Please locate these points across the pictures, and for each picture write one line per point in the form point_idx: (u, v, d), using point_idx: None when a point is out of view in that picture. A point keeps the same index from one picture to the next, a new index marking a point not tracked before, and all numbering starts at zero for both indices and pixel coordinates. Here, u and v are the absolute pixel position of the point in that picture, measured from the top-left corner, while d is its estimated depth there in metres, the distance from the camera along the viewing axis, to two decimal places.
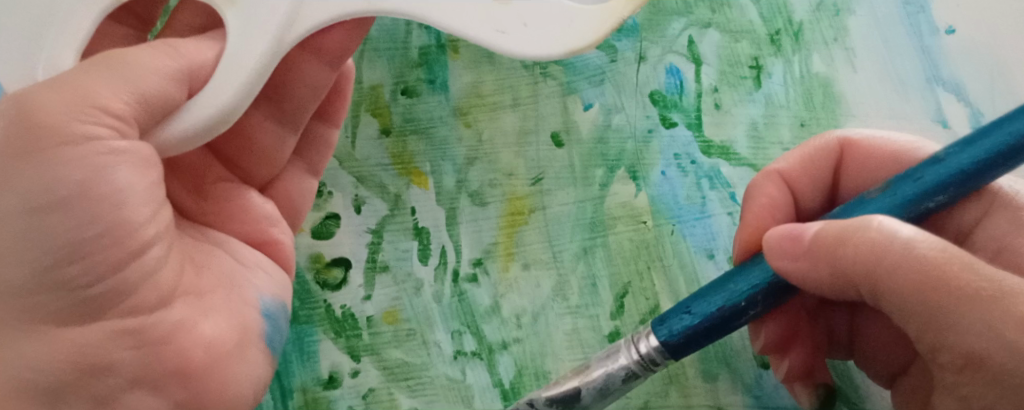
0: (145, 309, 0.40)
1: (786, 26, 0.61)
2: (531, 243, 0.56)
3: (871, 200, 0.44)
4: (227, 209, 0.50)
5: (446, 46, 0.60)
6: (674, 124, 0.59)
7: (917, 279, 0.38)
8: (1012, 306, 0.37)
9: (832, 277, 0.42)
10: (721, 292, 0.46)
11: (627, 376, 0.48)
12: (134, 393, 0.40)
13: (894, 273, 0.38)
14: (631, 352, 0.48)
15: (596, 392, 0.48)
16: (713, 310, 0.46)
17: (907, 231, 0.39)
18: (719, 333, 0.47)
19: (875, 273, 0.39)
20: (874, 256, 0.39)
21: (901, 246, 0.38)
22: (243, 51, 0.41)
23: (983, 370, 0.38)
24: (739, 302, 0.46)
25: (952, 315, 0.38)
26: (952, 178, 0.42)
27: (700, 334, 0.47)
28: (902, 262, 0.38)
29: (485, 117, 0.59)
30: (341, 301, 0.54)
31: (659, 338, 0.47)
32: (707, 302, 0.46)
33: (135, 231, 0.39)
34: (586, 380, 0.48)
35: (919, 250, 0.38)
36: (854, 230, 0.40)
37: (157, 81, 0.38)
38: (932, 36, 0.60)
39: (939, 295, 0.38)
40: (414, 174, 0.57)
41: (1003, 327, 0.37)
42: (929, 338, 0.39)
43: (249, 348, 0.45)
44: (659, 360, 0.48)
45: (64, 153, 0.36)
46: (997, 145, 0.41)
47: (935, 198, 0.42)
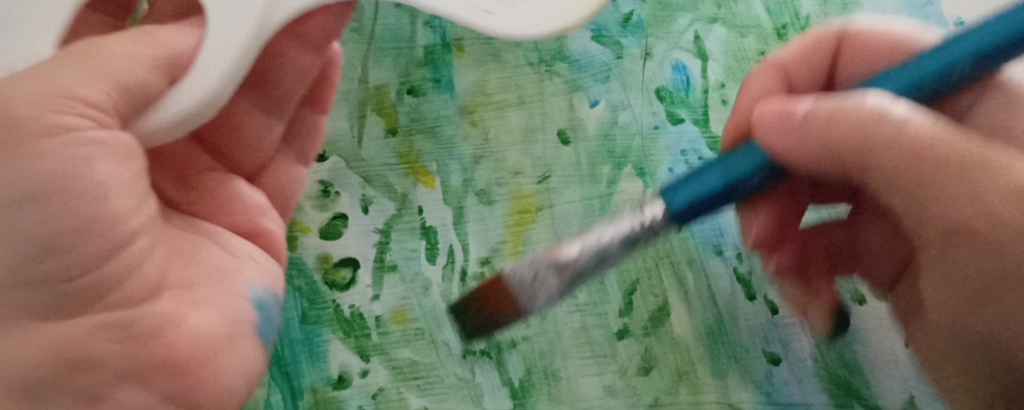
0: (131, 301, 0.41)
1: (793, 21, 0.62)
2: (538, 241, 0.55)
3: (901, 69, 0.43)
4: (215, 200, 0.50)
5: (450, 45, 0.61)
6: (681, 120, 0.59)
7: (901, 144, 0.39)
8: (998, 179, 0.37)
9: (817, 153, 0.42)
10: (722, 165, 0.44)
11: (629, 240, 0.45)
12: (120, 386, 0.40)
13: (885, 149, 0.39)
14: (637, 216, 0.46)
15: (594, 255, 0.45)
16: (724, 179, 0.44)
17: (902, 111, 0.39)
18: (726, 204, 0.45)
19: (863, 150, 0.40)
20: (869, 129, 0.39)
21: (895, 124, 0.39)
22: (224, 36, 0.41)
23: (966, 238, 0.39)
24: (742, 174, 0.44)
25: (936, 187, 0.38)
26: (983, 47, 0.41)
27: (708, 202, 0.44)
28: (892, 129, 0.39)
29: (491, 115, 0.59)
30: (350, 301, 0.54)
31: (668, 201, 0.45)
32: (718, 171, 0.44)
33: (115, 224, 0.39)
34: (588, 241, 0.45)
35: (908, 128, 0.39)
36: (849, 105, 0.40)
37: (135, 69, 0.39)
38: (939, 29, 0.60)
39: (922, 170, 0.38)
40: (420, 174, 0.57)
41: (994, 204, 0.38)
42: (914, 209, 0.40)
43: (239, 340, 0.45)
44: (667, 225, 0.45)
45: (41, 144, 0.37)
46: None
47: (960, 70, 0.41)
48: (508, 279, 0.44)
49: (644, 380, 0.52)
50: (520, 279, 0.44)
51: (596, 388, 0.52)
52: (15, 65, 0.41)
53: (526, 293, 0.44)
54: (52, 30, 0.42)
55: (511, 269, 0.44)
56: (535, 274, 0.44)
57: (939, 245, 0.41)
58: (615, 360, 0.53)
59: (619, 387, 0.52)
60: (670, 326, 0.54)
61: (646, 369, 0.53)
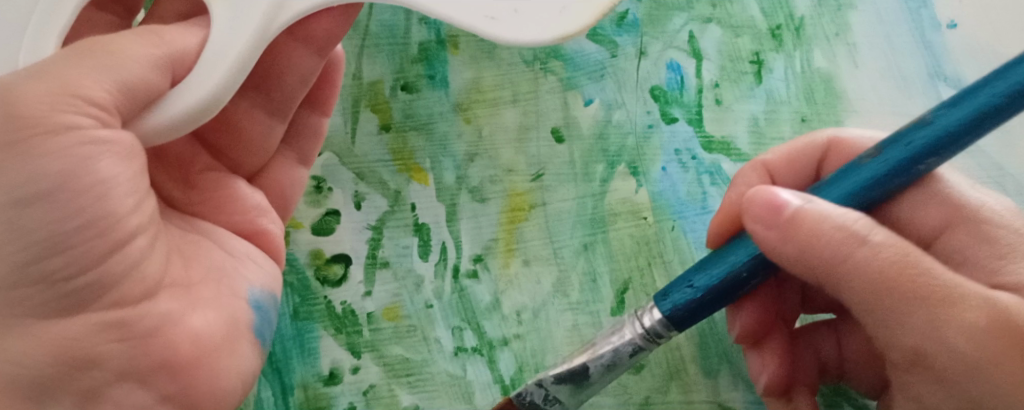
0: (129, 301, 0.40)
1: (788, 21, 0.61)
2: (531, 240, 0.55)
3: (861, 166, 0.43)
4: (217, 201, 0.49)
5: (445, 42, 0.60)
6: (675, 119, 0.58)
7: (874, 277, 0.39)
8: (955, 314, 0.38)
9: (797, 256, 0.41)
10: (722, 264, 0.46)
11: (633, 350, 0.48)
12: (120, 386, 0.40)
13: (858, 271, 0.39)
14: (635, 326, 0.48)
15: (602, 368, 0.48)
16: (716, 281, 0.46)
17: (880, 236, 0.39)
18: (722, 304, 0.47)
19: (841, 268, 0.40)
20: (845, 250, 0.39)
21: (871, 247, 0.39)
22: (227, 37, 0.41)
23: (928, 365, 0.40)
24: (740, 272, 0.46)
25: (901, 317, 0.39)
26: (941, 140, 0.41)
27: (703, 307, 0.47)
28: (868, 255, 0.39)
29: (485, 112, 0.58)
30: (341, 297, 0.54)
31: (664, 310, 0.47)
32: (708, 274, 0.47)
33: (120, 222, 0.39)
34: (593, 355, 0.48)
35: (883, 255, 0.39)
36: (830, 219, 0.40)
37: (138, 68, 0.38)
38: (934, 31, 0.59)
39: (894, 297, 0.39)
40: (414, 170, 0.57)
41: (952, 336, 0.38)
42: (881, 333, 0.41)
43: (238, 340, 0.45)
44: (662, 334, 0.48)
45: (44, 142, 0.36)
46: (978, 106, 0.40)
47: (925, 162, 0.42)
48: (519, 401, 0.49)
49: (636, 379, 0.52)
50: (531, 401, 0.49)
51: None
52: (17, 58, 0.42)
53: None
54: (57, 28, 0.42)
55: (520, 392, 0.49)
56: (547, 394, 0.49)
57: (903, 366, 0.42)
58: None
59: (610, 385, 0.52)
60: None
61: (638, 368, 0.52)
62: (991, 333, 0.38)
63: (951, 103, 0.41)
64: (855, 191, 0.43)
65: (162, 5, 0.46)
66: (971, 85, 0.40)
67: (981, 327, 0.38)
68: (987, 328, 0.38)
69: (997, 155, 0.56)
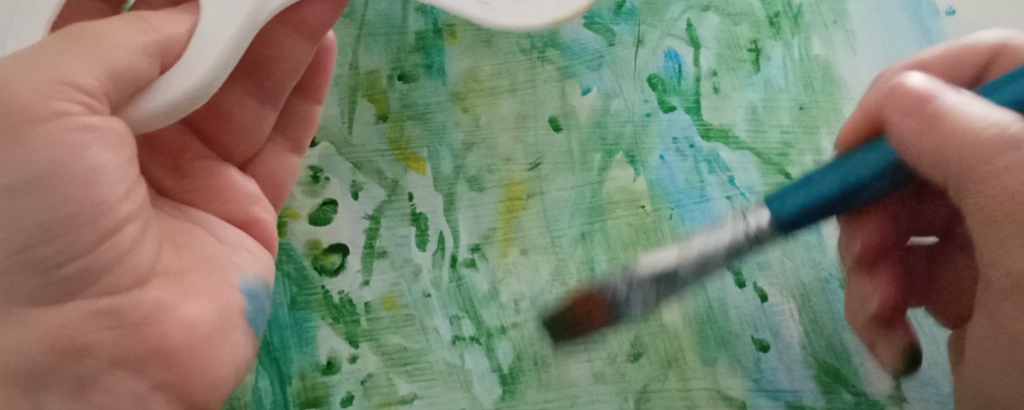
0: (122, 288, 0.40)
1: (785, 9, 0.60)
2: (530, 229, 0.55)
3: (958, 112, 0.40)
4: (208, 188, 0.49)
5: (442, 31, 0.60)
6: (672, 108, 0.58)
7: None
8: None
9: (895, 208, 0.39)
10: (840, 173, 0.42)
11: (729, 250, 0.45)
12: (113, 374, 0.40)
13: (950, 225, 0.37)
14: (742, 228, 0.45)
15: (656, 280, 0.45)
16: (827, 192, 0.42)
17: (974, 197, 0.36)
18: (852, 207, 0.43)
19: (927, 218, 0.37)
20: (937, 207, 0.37)
21: (966, 207, 0.36)
22: (217, 22, 0.40)
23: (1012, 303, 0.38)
24: (875, 176, 0.42)
25: (1010, 244, 0.38)
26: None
27: (820, 213, 0.43)
28: (1011, 169, 0.37)
29: (482, 102, 0.58)
30: (339, 287, 0.54)
31: (774, 211, 0.43)
32: (818, 181, 0.43)
33: (110, 209, 0.39)
34: (685, 254, 0.45)
35: (977, 214, 0.36)
36: (895, 174, 0.40)
37: (127, 55, 0.38)
38: (933, 18, 0.59)
39: (1017, 225, 0.37)
40: (411, 160, 0.56)
41: None
42: (965, 270, 0.38)
43: (231, 329, 0.44)
44: (773, 234, 0.44)
45: (33, 130, 0.36)
46: (1020, 94, 0.39)
47: None
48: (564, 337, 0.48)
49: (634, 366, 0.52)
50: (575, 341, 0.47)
51: (585, 375, 0.52)
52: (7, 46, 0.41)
53: (615, 306, 0.45)
54: (46, 14, 0.42)
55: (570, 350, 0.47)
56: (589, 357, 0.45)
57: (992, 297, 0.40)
58: (604, 347, 0.52)
59: (608, 373, 0.52)
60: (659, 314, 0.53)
61: (636, 357, 0.52)
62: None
63: (991, 90, 0.40)
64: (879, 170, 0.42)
65: None
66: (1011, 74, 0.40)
67: None
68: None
69: None
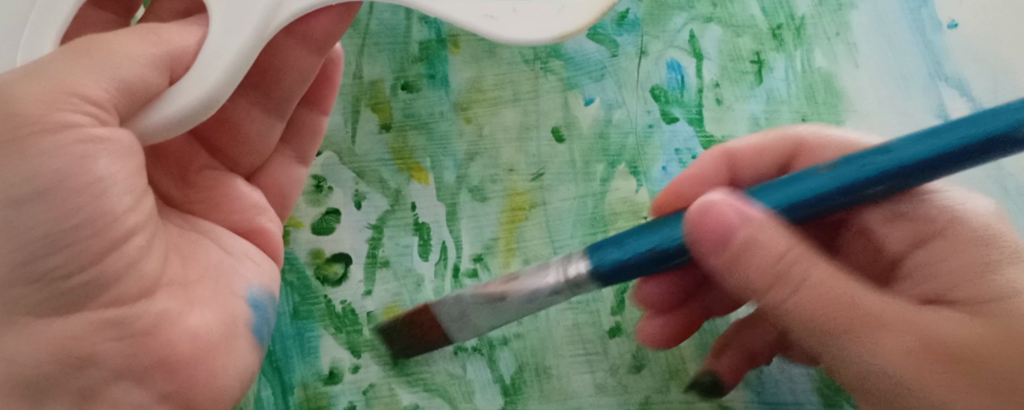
0: (127, 299, 0.40)
1: (788, 21, 0.61)
2: (532, 239, 0.55)
3: (812, 176, 0.43)
4: (214, 199, 0.50)
5: (445, 41, 0.60)
6: (675, 119, 0.58)
7: (807, 319, 0.40)
8: (880, 339, 0.39)
9: (745, 284, 0.42)
10: (655, 233, 0.47)
11: (552, 292, 0.49)
12: (117, 385, 0.40)
13: (795, 310, 0.40)
14: (561, 271, 0.49)
15: (522, 299, 0.50)
16: (648, 247, 0.47)
17: (812, 271, 0.40)
18: (649, 269, 0.47)
19: (779, 307, 0.41)
20: (776, 292, 0.40)
21: (800, 291, 0.40)
22: (225, 37, 0.41)
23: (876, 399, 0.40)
24: (673, 244, 0.46)
25: (841, 350, 0.39)
26: (930, 158, 0.40)
27: (630, 267, 0.47)
28: (800, 295, 0.40)
29: (486, 112, 0.58)
30: (341, 297, 0.54)
31: (593, 262, 0.48)
32: (642, 237, 0.47)
33: (116, 221, 0.39)
34: (512, 287, 0.50)
35: (816, 289, 0.39)
36: (776, 246, 0.40)
37: (137, 68, 0.38)
38: (934, 31, 0.59)
39: (824, 328, 0.39)
40: (414, 170, 0.56)
41: (886, 366, 0.38)
42: (837, 372, 0.41)
43: (235, 339, 0.45)
44: (588, 284, 0.49)
45: (43, 140, 0.36)
46: (948, 145, 0.40)
47: (875, 186, 0.42)
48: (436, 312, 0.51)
49: (636, 378, 0.52)
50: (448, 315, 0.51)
51: (587, 387, 0.52)
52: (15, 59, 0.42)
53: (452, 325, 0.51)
54: (55, 26, 0.42)
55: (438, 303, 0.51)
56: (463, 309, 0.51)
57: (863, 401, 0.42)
58: (606, 358, 0.53)
59: (610, 385, 0.52)
60: (660, 324, 0.53)
61: (637, 367, 0.52)
62: (923, 359, 0.38)
63: (921, 137, 0.41)
64: (796, 200, 0.42)
65: (161, 2, 0.47)
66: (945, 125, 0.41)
67: (913, 355, 0.38)
68: (924, 352, 0.38)
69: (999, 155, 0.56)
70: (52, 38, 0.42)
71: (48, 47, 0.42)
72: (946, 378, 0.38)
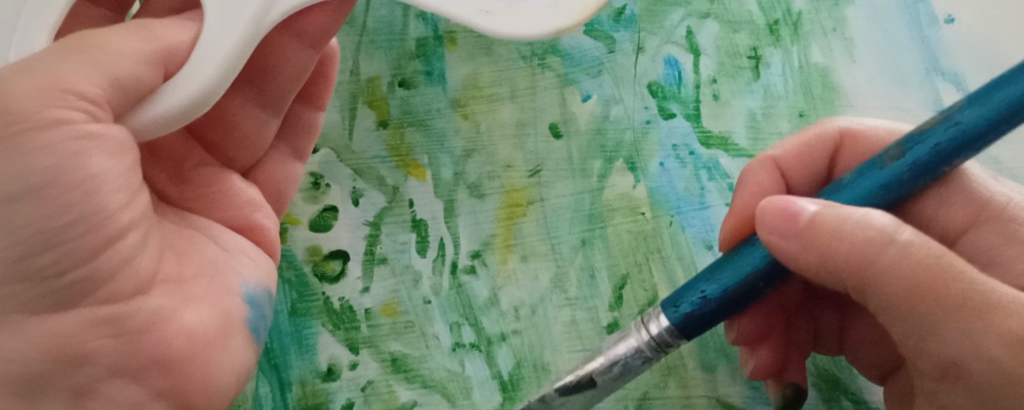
0: (122, 296, 0.40)
1: (785, 16, 0.61)
2: (529, 235, 0.55)
3: (830, 196, 0.43)
4: (209, 195, 0.49)
5: (443, 38, 0.60)
6: (672, 115, 0.58)
7: (904, 286, 0.38)
8: (1000, 322, 0.37)
9: (819, 263, 0.40)
10: (731, 266, 0.46)
11: (642, 358, 0.47)
12: (114, 381, 0.40)
13: (887, 274, 0.38)
14: (640, 333, 0.48)
15: (614, 375, 0.48)
16: (728, 289, 0.45)
17: (906, 234, 0.38)
18: (735, 309, 0.46)
19: (866, 273, 0.39)
20: (870, 254, 0.38)
21: (899, 252, 0.38)
22: (219, 33, 0.41)
23: (959, 372, 0.39)
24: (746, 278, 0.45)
25: (937, 322, 0.38)
26: (940, 152, 0.40)
27: (722, 312, 0.46)
28: (898, 262, 0.38)
29: (483, 109, 0.58)
30: (339, 294, 0.54)
31: (670, 318, 0.47)
32: (719, 282, 0.46)
33: (110, 218, 0.39)
34: (610, 356, 0.48)
35: (910, 255, 0.38)
36: (850, 221, 0.39)
37: (130, 63, 0.38)
38: (931, 26, 0.59)
39: (930, 309, 0.38)
40: (411, 167, 0.56)
41: (983, 340, 0.37)
42: (912, 343, 0.40)
43: (231, 335, 0.45)
44: (671, 341, 0.47)
45: (36, 136, 0.36)
46: (954, 132, 0.40)
47: (893, 195, 0.42)
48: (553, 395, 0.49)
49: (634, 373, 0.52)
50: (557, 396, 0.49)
51: None
52: (8, 56, 0.42)
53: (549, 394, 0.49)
54: (48, 22, 0.42)
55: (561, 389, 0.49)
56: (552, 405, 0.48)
57: (933, 376, 0.41)
58: None
59: None
60: None
61: None
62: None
63: (925, 131, 0.41)
64: None
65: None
66: (948, 111, 0.40)
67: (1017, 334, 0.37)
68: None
69: (996, 150, 0.56)
70: (44, 36, 0.42)
71: (41, 44, 0.42)
72: None
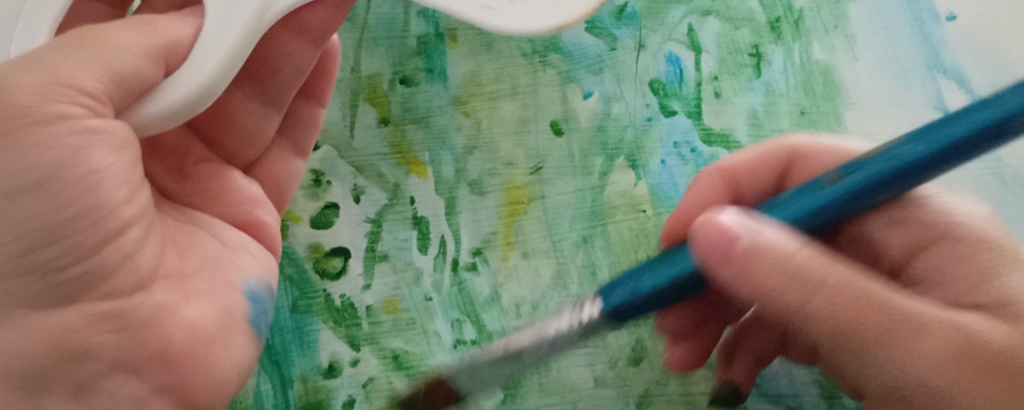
0: (124, 292, 0.40)
1: (786, 14, 0.61)
2: (531, 233, 0.55)
3: (819, 189, 0.43)
4: (211, 191, 0.49)
5: (444, 35, 0.60)
6: (673, 112, 0.58)
7: (833, 324, 0.39)
8: (920, 346, 0.39)
9: (751, 294, 0.41)
10: (667, 266, 0.46)
11: (570, 335, 0.47)
12: (115, 377, 0.40)
13: (814, 316, 0.39)
14: (575, 313, 0.47)
15: (545, 346, 0.47)
16: (661, 284, 0.45)
17: (834, 274, 0.39)
18: (658, 306, 0.47)
19: (795, 314, 0.40)
20: (800, 299, 0.39)
21: (823, 295, 0.39)
22: (220, 29, 0.41)
23: (896, 395, 0.41)
24: (681, 279, 0.45)
25: (869, 354, 0.39)
26: (928, 157, 0.41)
27: (647, 307, 0.46)
28: (827, 300, 0.39)
29: (484, 106, 0.58)
30: (341, 291, 0.54)
31: (603, 305, 0.46)
32: (655, 277, 0.46)
33: (112, 213, 0.39)
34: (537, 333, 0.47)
35: (835, 295, 0.39)
36: (781, 254, 0.40)
37: (132, 59, 0.38)
38: (933, 23, 0.59)
39: (857, 339, 0.39)
40: (412, 164, 0.57)
41: (912, 364, 0.39)
42: (853, 368, 0.41)
43: (233, 331, 0.45)
44: (602, 325, 0.47)
45: (38, 132, 0.36)
46: (949, 138, 0.41)
47: (882, 194, 0.43)
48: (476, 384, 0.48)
49: (635, 370, 0.52)
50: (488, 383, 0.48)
51: (586, 379, 0.52)
52: (10, 51, 0.42)
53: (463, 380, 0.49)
54: (50, 17, 0.42)
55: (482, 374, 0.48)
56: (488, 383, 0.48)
57: (876, 397, 0.42)
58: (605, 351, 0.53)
59: (609, 377, 0.52)
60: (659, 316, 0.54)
61: (637, 360, 0.53)
62: (949, 360, 0.39)
63: (919, 135, 0.42)
64: (806, 212, 0.43)
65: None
66: (944, 118, 0.41)
67: (940, 354, 0.39)
68: (950, 354, 0.39)
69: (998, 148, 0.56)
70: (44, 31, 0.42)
71: (43, 39, 0.42)
72: (975, 384, 0.39)
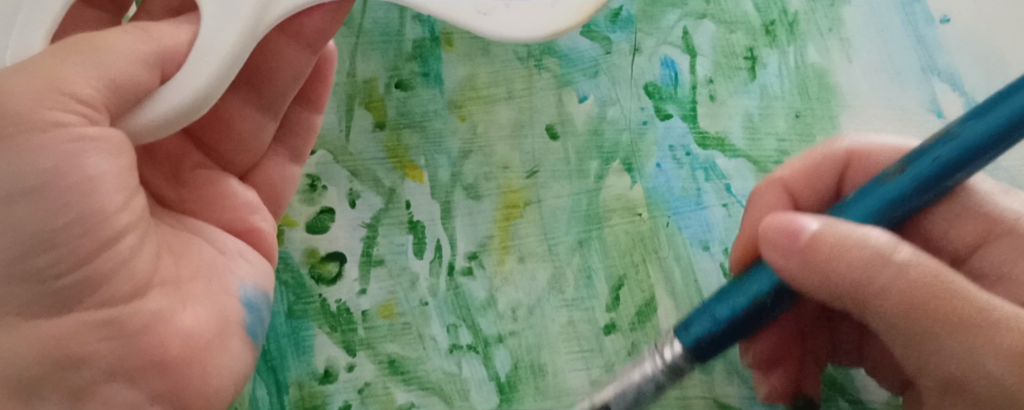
0: (118, 300, 0.40)
1: (781, 17, 0.61)
2: (527, 236, 0.55)
3: (885, 184, 0.43)
4: (206, 196, 0.49)
5: (439, 39, 0.60)
6: (669, 115, 0.58)
7: (901, 304, 0.39)
8: (1000, 339, 0.37)
9: (820, 282, 0.41)
10: (738, 291, 0.46)
11: (656, 385, 0.47)
12: (111, 384, 0.40)
13: (884, 294, 0.39)
14: (655, 359, 0.47)
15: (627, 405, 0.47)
16: (737, 312, 0.46)
17: (904, 252, 0.39)
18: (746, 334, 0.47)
19: (865, 290, 0.40)
20: (868, 274, 0.39)
21: (897, 269, 0.39)
22: (216, 34, 0.40)
23: (960, 387, 0.39)
24: (757, 300, 0.46)
25: (938, 339, 0.38)
26: (966, 153, 0.41)
27: (727, 339, 0.46)
28: (898, 279, 0.38)
29: (480, 110, 0.58)
30: (336, 296, 0.54)
31: (682, 342, 0.46)
32: (729, 305, 0.46)
33: (107, 220, 0.38)
34: (621, 384, 0.47)
35: (911, 272, 0.38)
36: (850, 240, 0.40)
37: (127, 65, 0.38)
38: (927, 26, 0.59)
39: (922, 323, 0.38)
40: (408, 168, 0.56)
41: (990, 360, 0.37)
42: (914, 358, 0.41)
43: (230, 338, 0.44)
44: (684, 366, 0.47)
45: (33, 138, 0.36)
46: (1006, 116, 0.40)
47: (951, 179, 0.42)
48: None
49: None
50: None
51: (583, 383, 0.52)
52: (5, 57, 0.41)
53: None
54: (45, 23, 0.42)
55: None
56: None
57: (937, 392, 0.42)
58: (602, 355, 0.53)
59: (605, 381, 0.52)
60: (655, 320, 0.54)
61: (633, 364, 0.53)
62: None
63: (977, 114, 0.41)
64: (879, 208, 0.42)
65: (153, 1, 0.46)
66: (997, 93, 0.40)
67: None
68: None
69: None
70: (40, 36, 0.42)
71: (38, 44, 0.42)
72: None
